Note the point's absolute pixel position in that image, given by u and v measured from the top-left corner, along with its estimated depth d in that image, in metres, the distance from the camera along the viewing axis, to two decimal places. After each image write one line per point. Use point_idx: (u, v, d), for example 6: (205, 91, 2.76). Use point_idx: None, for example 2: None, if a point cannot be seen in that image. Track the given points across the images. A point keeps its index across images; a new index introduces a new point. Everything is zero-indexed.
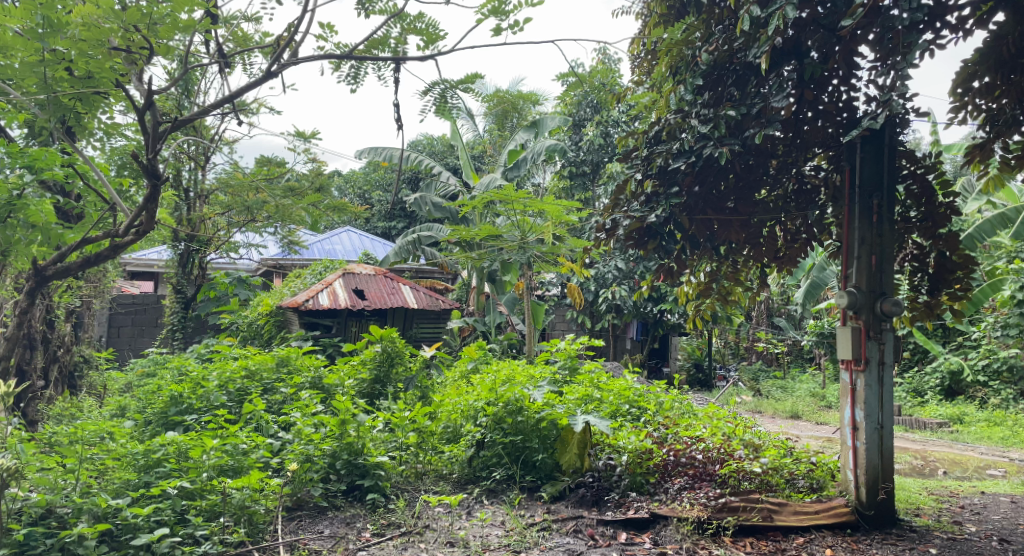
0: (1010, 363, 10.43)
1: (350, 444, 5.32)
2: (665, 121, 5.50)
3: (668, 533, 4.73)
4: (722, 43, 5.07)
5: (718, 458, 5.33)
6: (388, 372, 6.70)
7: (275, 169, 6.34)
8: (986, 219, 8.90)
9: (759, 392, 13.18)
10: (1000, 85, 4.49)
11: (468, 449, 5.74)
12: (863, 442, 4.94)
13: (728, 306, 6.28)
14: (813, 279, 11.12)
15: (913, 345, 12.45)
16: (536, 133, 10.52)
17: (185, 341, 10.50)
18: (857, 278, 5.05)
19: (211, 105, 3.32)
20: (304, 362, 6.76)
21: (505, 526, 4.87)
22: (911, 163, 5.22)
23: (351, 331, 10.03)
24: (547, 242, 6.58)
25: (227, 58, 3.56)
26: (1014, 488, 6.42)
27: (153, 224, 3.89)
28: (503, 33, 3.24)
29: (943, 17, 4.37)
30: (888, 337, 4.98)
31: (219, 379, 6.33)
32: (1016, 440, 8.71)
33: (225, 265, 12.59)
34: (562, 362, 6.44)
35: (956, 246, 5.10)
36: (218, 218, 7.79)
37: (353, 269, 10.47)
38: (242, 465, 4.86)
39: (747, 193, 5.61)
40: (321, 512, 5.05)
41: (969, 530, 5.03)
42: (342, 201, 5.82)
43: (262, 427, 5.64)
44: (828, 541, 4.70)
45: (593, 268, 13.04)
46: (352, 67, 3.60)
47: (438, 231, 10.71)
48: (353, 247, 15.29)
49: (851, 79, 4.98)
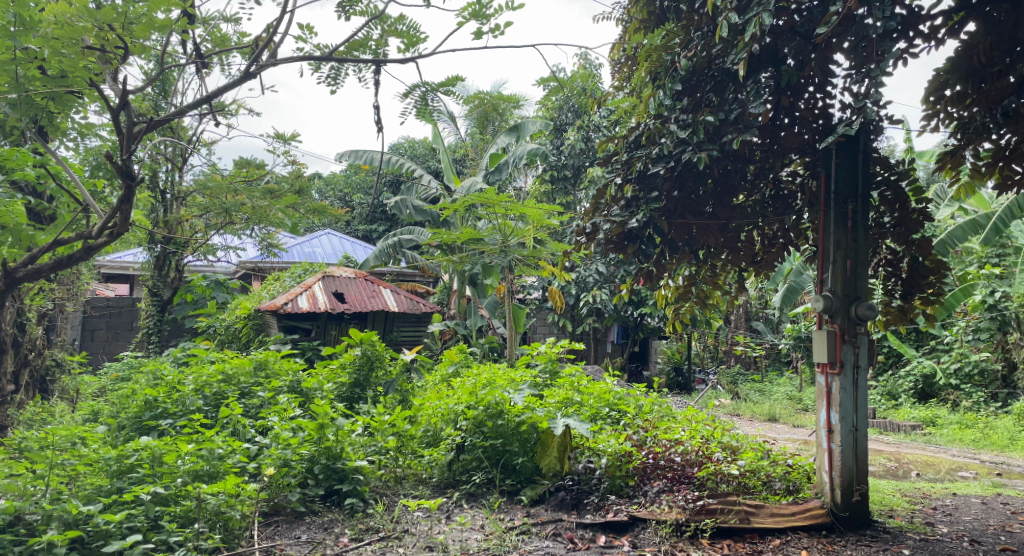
0: (981, 367, 10.64)
1: (328, 449, 5.30)
2: (645, 126, 5.54)
3: (646, 536, 4.77)
4: (701, 49, 5.15)
5: (697, 460, 5.37)
6: (368, 376, 6.64)
7: (254, 170, 6.18)
8: (958, 225, 9.12)
9: (737, 395, 13.30)
10: (971, 93, 4.57)
11: (448, 453, 5.72)
12: (838, 444, 5.00)
13: (707, 309, 6.32)
14: (791, 284, 11.24)
15: (887, 349, 12.65)
16: (517, 137, 10.48)
17: (161, 345, 10.36)
18: (833, 283, 5.12)
19: (188, 106, 3.31)
20: (283, 365, 6.67)
21: (484, 530, 4.87)
22: (885, 170, 5.34)
23: (330, 335, 9.98)
24: (528, 246, 6.61)
25: (205, 59, 3.56)
26: (985, 488, 6.56)
27: (128, 226, 3.81)
28: (484, 38, 3.30)
29: (917, 26, 4.46)
30: (863, 340, 5.05)
31: (195, 383, 6.25)
32: (986, 442, 8.90)
33: (203, 267, 12.50)
34: (543, 366, 6.42)
35: (929, 251, 5.22)
36: (195, 219, 7.70)
37: (333, 272, 10.39)
38: (217, 471, 4.81)
39: (725, 198, 5.69)
40: (299, 517, 5.03)
41: (940, 530, 5.13)
42: (322, 204, 5.78)
43: (238, 431, 5.56)
44: (804, 542, 4.77)
45: (575, 271, 13.06)
46: (332, 68, 3.60)
47: (419, 234, 10.68)
48: (332, 250, 15.19)
49: (827, 86, 5.06)
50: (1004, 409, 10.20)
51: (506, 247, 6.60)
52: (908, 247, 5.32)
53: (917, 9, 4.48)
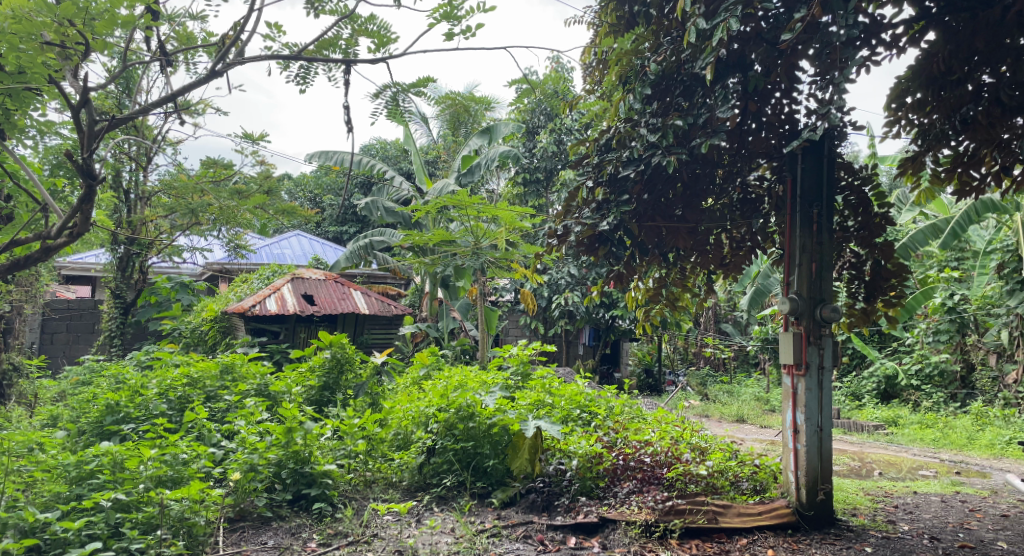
0: (941, 367, 10.91)
1: (296, 453, 5.23)
2: (616, 130, 5.58)
3: (616, 537, 4.79)
4: (670, 54, 5.20)
5: (666, 461, 5.42)
6: (337, 379, 6.61)
7: (222, 171, 6.05)
8: (919, 229, 9.37)
9: (706, 397, 13.46)
10: (931, 101, 4.74)
11: (418, 456, 5.66)
12: (804, 444, 5.10)
13: (677, 311, 6.39)
14: (758, 287, 11.42)
15: (852, 350, 12.91)
16: (489, 139, 10.50)
17: (124, 349, 10.13)
18: (799, 285, 5.23)
19: (151, 104, 3.23)
20: (250, 368, 6.57)
21: (454, 533, 4.84)
22: (848, 175, 5.45)
23: (300, 337, 9.92)
24: (500, 247, 6.61)
25: (169, 56, 3.47)
26: (944, 487, 6.72)
27: (89, 227, 3.71)
28: (455, 39, 3.30)
29: (879, 34, 4.57)
30: (827, 342, 5.16)
31: (159, 387, 6.12)
32: (945, 442, 9.12)
33: (167, 269, 12.27)
34: (515, 368, 6.43)
35: (891, 255, 5.37)
36: (161, 220, 7.55)
37: (303, 274, 10.28)
38: (182, 476, 4.72)
39: (694, 201, 5.77)
40: (265, 523, 4.95)
41: (902, 528, 5.25)
42: (291, 205, 5.68)
43: (204, 436, 5.44)
44: (770, 541, 4.84)
45: (547, 274, 13.07)
46: (302, 67, 3.55)
47: (390, 236, 10.58)
48: (302, 252, 15.03)
49: (793, 92, 5.16)
50: (962, 409, 10.47)
51: (478, 249, 6.57)
52: (871, 251, 5.45)
53: (879, 18, 4.59)
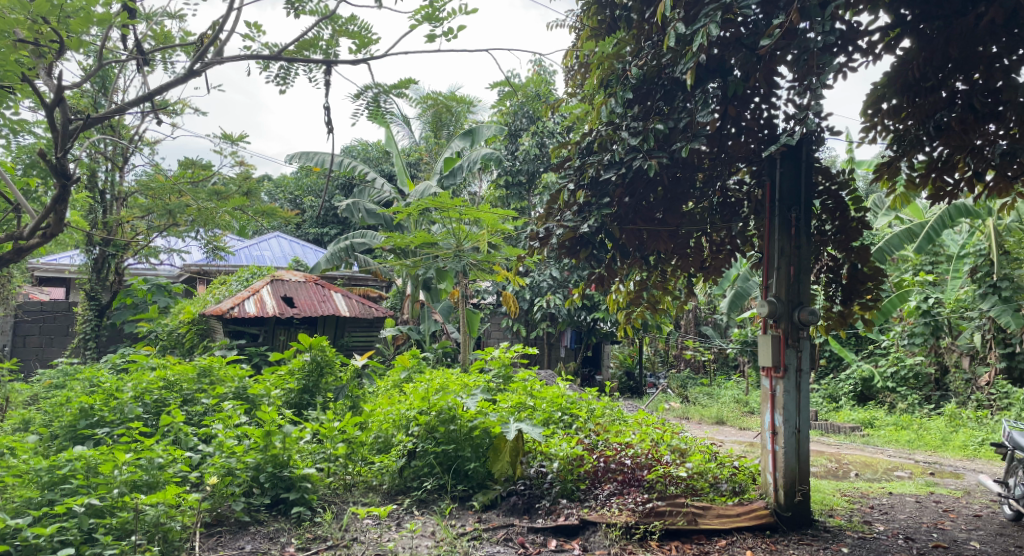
0: (916, 370, 11.06)
1: (275, 457, 5.17)
2: (597, 133, 5.61)
3: (597, 539, 4.79)
4: (651, 58, 5.24)
5: (646, 463, 5.44)
6: (317, 382, 6.58)
7: (200, 172, 5.98)
8: (895, 234, 9.51)
9: (686, 399, 13.54)
10: (906, 107, 4.82)
11: (400, 459, 5.65)
12: (782, 446, 5.15)
13: (658, 314, 6.44)
14: (738, 290, 11.52)
15: (829, 353, 13.06)
16: (472, 142, 10.50)
17: (99, 351, 9.98)
18: (777, 288, 5.28)
19: (128, 103, 3.17)
20: (228, 372, 6.47)
21: (435, 536, 4.83)
22: (826, 179, 5.53)
23: (279, 340, 10.00)
24: (482, 250, 6.64)
25: (146, 55, 3.42)
26: (919, 488, 6.83)
27: (63, 228, 3.64)
28: (437, 41, 3.28)
29: (856, 41, 4.64)
30: (805, 345, 5.21)
31: (135, 390, 6.02)
32: (920, 443, 9.28)
33: (144, 270, 12.12)
34: (496, 371, 6.41)
35: (868, 258, 5.41)
36: (137, 221, 7.44)
37: (282, 276, 10.20)
38: (157, 480, 4.64)
39: (674, 204, 5.78)
40: (242, 527, 4.90)
41: (877, 528, 5.32)
42: (270, 206, 5.64)
43: (181, 440, 5.38)
44: (748, 542, 4.88)
45: (528, 276, 13.08)
46: (282, 68, 3.51)
47: (372, 237, 10.51)
48: (282, 254, 14.90)
49: (772, 97, 5.22)
50: (936, 411, 10.65)
51: (460, 251, 6.65)
52: (848, 255, 5.49)
53: (857, 25, 4.66)
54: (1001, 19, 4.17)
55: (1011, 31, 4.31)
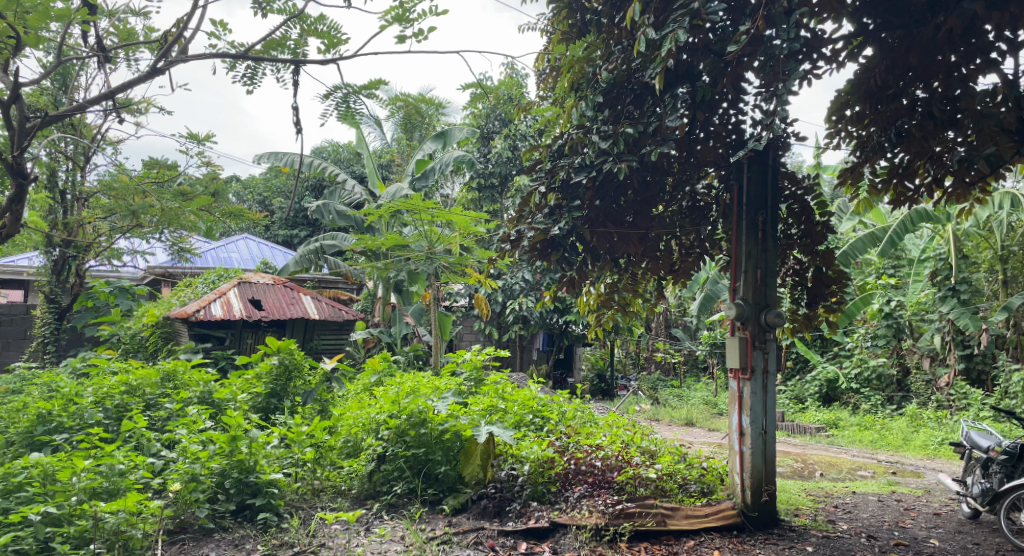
0: (878, 371, 11.30)
1: (241, 462, 5.06)
2: (568, 136, 5.62)
3: (566, 541, 4.79)
4: (621, 63, 5.27)
5: (616, 465, 5.48)
6: (285, 386, 6.46)
7: (165, 171, 5.86)
8: (858, 238, 9.72)
9: (657, 401, 13.63)
10: (868, 113, 4.97)
11: (369, 463, 5.57)
12: (749, 446, 5.22)
13: (628, 316, 6.46)
14: (707, 292, 11.65)
15: (795, 355, 13.28)
16: (443, 144, 10.43)
17: (58, 356, 9.72)
18: (744, 291, 5.35)
19: (89, 100, 3.07)
20: (193, 376, 6.33)
21: (404, 541, 4.78)
22: (792, 184, 5.62)
23: (246, 343, 9.90)
24: (454, 252, 6.64)
25: (108, 52, 3.33)
26: (881, 487, 6.98)
27: (19, 228, 3.51)
28: (407, 42, 3.26)
29: (820, 49, 4.74)
30: (771, 346, 5.30)
31: (95, 395, 5.88)
32: (883, 443, 9.47)
33: (106, 272, 11.85)
34: (468, 374, 6.43)
35: (832, 262, 5.54)
36: (100, 222, 7.26)
37: (250, 278, 10.06)
38: (118, 487, 4.52)
39: (644, 207, 5.83)
40: (206, 535, 4.80)
41: (840, 527, 5.42)
42: (238, 207, 5.57)
43: (143, 446, 5.24)
44: (716, 542, 4.94)
45: (501, 279, 13.06)
46: (249, 67, 3.45)
47: (342, 240, 10.41)
48: (250, 256, 14.69)
49: (739, 103, 5.29)
50: (898, 411, 10.89)
51: (432, 254, 6.64)
52: (813, 258, 5.62)
53: (821, 33, 4.75)
54: (959, 29, 4.25)
55: (968, 41, 4.37)
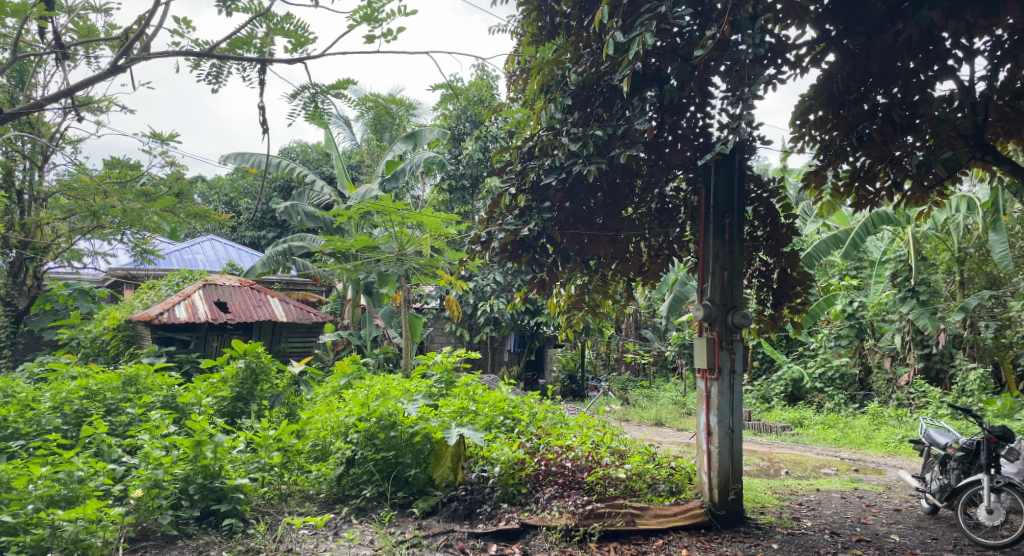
0: (842, 371, 11.53)
1: (205, 467, 4.98)
2: (538, 138, 5.63)
3: (537, 542, 4.81)
4: (590, 65, 5.28)
5: (586, 466, 5.50)
6: (251, 389, 6.34)
7: (128, 172, 5.72)
8: (822, 240, 9.91)
9: (626, 402, 13.72)
10: (831, 118, 5.01)
11: (338, 467, 5.54)
12: (716, 446, 5.28)
13: (598, 318, 6.50)
14: (676, 294, 11.75)
15: (761, 355, 13.49)
16: (414, 145, 10.36)
17: (14, 360, 9.44)
18: (712, 292, 5.42)
19: (47, 98, 2.96)
20: (156, 380, 6.16)
21: (373, 545, 4.74)
22: (757, 188, 5.70)
23: (211, 347, 9.68)
24: (425, 254, 6.60)
25: (66, 49, 3.23)
26: (844, 484, 7.12)
27: None
28: (376, 42, 3.23)
29: (784, 54, 4.83)
30: (738, 347, 5.37)
31: (53, 401, 5.73)
32: (845, 441, 9.65)
33: (65, 274, 11.54)
34: (438, 376, 6.40)
35: (796, 263, 5.65)
36: (59, 222, 7.06)
37: (216, 281, 9.88)
38: (77, 495, 4.41)
39: (614, 209, 5.91)
40: (170, 542, 4.70)
41: (805, 524, 5.51)
42: (204, 208, 5.43)
43: (103, 452, 5.10)
44: (684, 542, 4.98)
45: (472, 281, 13.07)
46: (213, 65, 3.38)
47: (310, 241, 10.28)
48: (216, 258, 14.46)
49: (706, 106, 5.36)
50: (860, 409, 11.13)
51: (403, 255, 6.61)
52: (778, 260, 5.73)
53: (785, 39, 4.84)
54: (917, 37, 4.34)
55: (926, 48, 4.49)
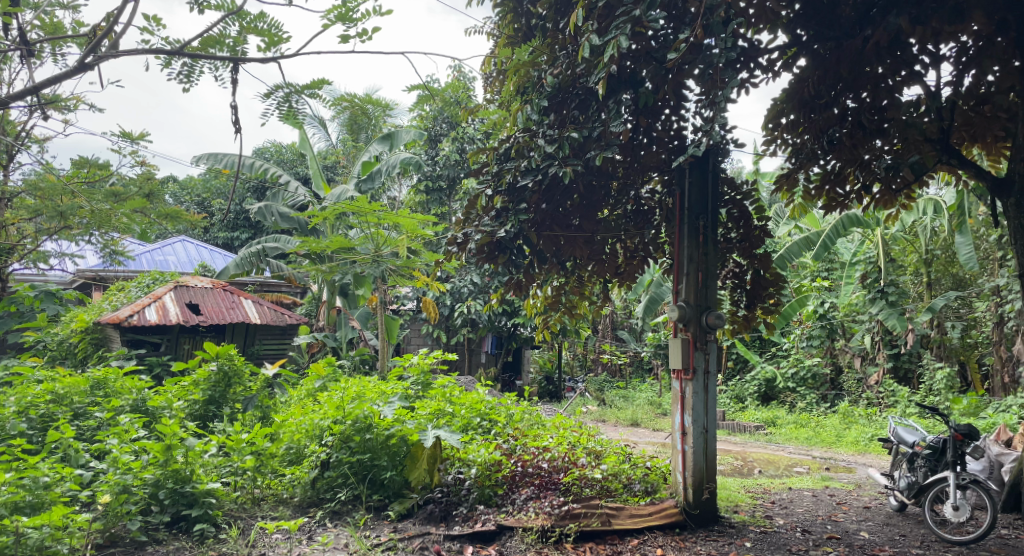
0: (814, 371, 11.68)
1: (176, 471, 4.88)
2: (514, 139, 5.63)
3: (513, 543, 4.81)
4: (566, 68, 5.28)
5: (563, 466, 5.50)
6: (224, 392, 6.27)
7: (96, 172, 5.57)
8: (794, 242, 10.04)
9: (603, 402, 13.79)
10: (802, 122, 5.13)
11: (311, 470, 5.49)
12: (691, 446, 5.32)
13: (575, 319, 6.52)
14: (652, 295, 11.83)
15: (735, 355, 13.63)
16: (390, 145, 10.29)
17: None
18: (687, 293, 5.47)
19: (11, 95, 2.87)
20: (125, 383, 6.05)
21: (348, 549, 4.70)
22: (731, 190, 5.74)
23: (183, 349, 9.50)
24: (402, 255, 6.58)
25: (31, 46, 3.16)
26: (817, 483, 7.21)
27: None
28: (351, 42, 3.21)
29: (757, 58, 4.88)
30: (713, 347, 5.40)
31: (17, 404, 5.59)
32: (816, 440, 9.79)
33: (31, 276, 11.29)
34: (415, 378, 6.30)
35: (768, 265, 5.73)
36: (25, 223, 6.90)
37: (187, 282, 9.72)
38: (42, 501, 4.31)
39: (591, 211, 5.95)
40: (139, 548, 4.59)
41: (777, 522, 5.58)
42: (175, 208, 5.24)
43: (70, 457, 4.98)
44: (659, 541, 5.02)
45: (449, 282, 13.04)
46: (185, 64, 3.34)
47: (284, 242, 10.17)
48: (187, 259, 14.26)
49: (681, 109, 5.41)
50: (831, 409, 11.29)
51: (379, 256, 6.58)
52: (751, 261, 5.80)
53: (757, 43, 4.90)
54: (886, 43, 4.38)
55: (895, 54, 4.54)
